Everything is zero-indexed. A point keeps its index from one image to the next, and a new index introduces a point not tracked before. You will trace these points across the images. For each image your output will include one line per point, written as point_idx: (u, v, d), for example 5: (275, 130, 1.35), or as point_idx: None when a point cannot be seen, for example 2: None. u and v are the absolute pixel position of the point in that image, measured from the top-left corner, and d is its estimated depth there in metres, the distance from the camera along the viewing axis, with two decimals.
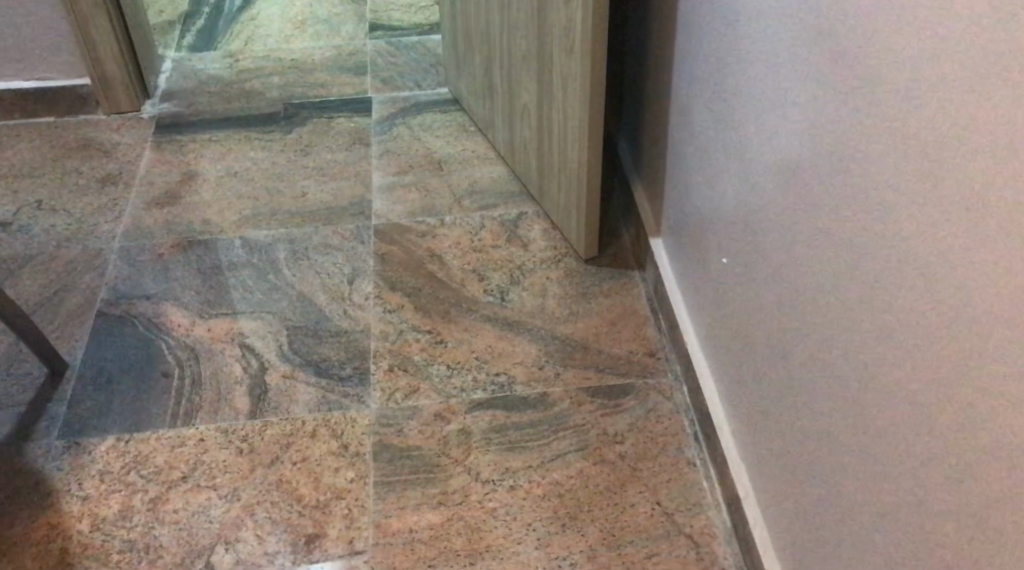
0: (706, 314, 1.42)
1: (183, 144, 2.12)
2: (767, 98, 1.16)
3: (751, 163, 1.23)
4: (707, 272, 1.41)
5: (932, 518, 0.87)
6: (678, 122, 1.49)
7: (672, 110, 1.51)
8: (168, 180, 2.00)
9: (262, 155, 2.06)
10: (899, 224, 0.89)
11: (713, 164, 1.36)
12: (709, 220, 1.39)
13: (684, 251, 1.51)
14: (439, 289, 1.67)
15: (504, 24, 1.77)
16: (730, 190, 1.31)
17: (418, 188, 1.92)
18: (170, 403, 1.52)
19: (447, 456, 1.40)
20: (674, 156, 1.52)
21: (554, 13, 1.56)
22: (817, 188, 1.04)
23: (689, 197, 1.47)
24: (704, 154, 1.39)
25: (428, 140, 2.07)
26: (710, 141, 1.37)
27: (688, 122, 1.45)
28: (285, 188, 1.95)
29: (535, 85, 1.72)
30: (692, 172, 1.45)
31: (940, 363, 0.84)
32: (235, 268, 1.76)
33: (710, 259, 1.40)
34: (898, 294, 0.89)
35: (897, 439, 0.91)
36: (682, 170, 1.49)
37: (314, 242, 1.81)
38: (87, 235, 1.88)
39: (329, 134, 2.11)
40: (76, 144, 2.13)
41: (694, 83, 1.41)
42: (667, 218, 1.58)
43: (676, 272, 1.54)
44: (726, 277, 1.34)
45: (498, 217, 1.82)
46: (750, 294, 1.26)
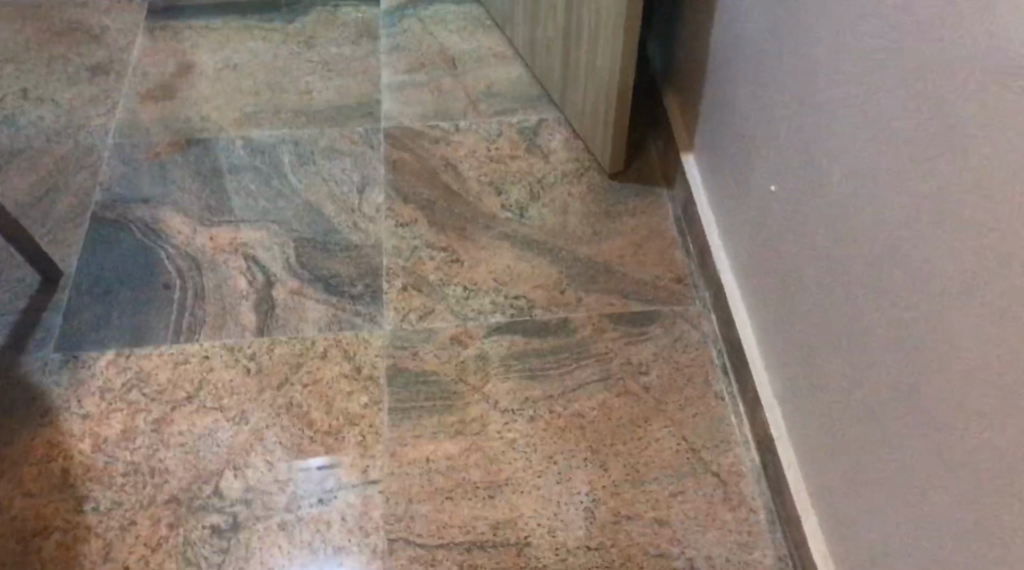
0: (744, 240, 1.34)
1: (178, 31, 1.98)
2: (826, 16, 1.05)
3: (804, 85, 1.12)
4: (748, 198, 1.32)
5: (985, 497, 0.81)
6: (727, 28, 1.37)
7: (721, 14, 1.39)
8: (163, 72, 1.88)
9: (263, 47, 1.93)
10: (976, 179, 0.80)
11: (763, 80, 1.25)
12: (754, 139, 1.29)
13: (724, 173, 1.41)
14: (453, 203, 1.62)
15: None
16: (780, 112, 1.20)
17: (432, 89, 1.83)
18: (173, 317, 1.45)
19: (465, 384, 1.34)
20: (720, 70, 1.41)
21: None
22: (876, 127, 0.95)
23: (734, 111, 1.36)
24: (755, 67, 1.28)
25: (440, 35, 1.94)
26: (763, 57, 1.25)
27: (738, 29, 1.33)
28: (288, 86, 1.84)
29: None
30: (739, 89, 1.34)
31: (1009, 336, 0.77)
32: (237, 171, 1.68)
33: (753, 182, 1.30)
34: (966, 254, 0.81)
35: (948, 409, 0.85)
36: (727, 81, 1.38)
37: (321, 144, 1.73)
38: (77, 128, 1.76)
39: (334, 24, 1.98)
40: (62, 27, 1.99)
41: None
42: (706, 135, 1.49)
43: (712, 194, 1.45)
44: (769, 205, 1.24)
45: (515, 123, 1.75)
46: (794, 228, 1.16)
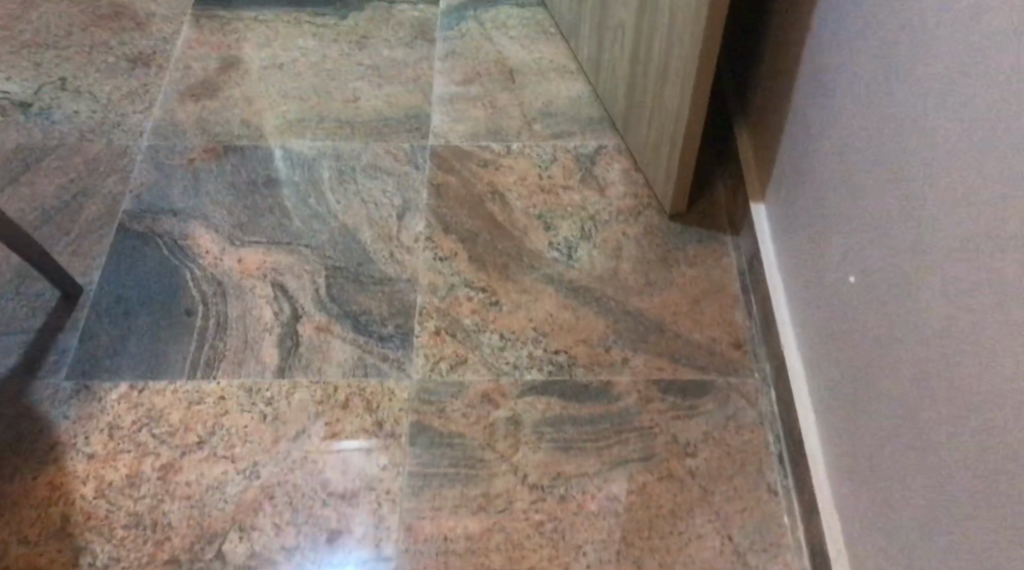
0: (813, 320, 1.20)
1: (226, 21, 1.88)
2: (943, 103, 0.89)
3: (903, 171, 0.97)
4: (822, 274, 1.18)
5: None
6: (813, 78, 1.22)
7: (807, 60, 1.24)
8: (206, 67, 1.79)
9: (313, 45, 1.83)
10: None
11: (850, 149, 1.10)
12: (834, 211, 1.15)
13: (796, 237, 1.27)
14: (498, 236, 1.51)
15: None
16: (869, 193, 1.05)
17: (484, 103, 1.72)
18: (191, 348, 1.36)
19: (493, 450, 1.24)
20: (802, 123, 1.26)
21: None
22: (1009, 252, 0.80)
23: (814, 173, 1.21)
24: (841, 131, 1.13)
25: (500, 41, 1.83)
26: (852, 123, 1.10)
27: (826, 83, 1.18)
28: (335, 90, 1.74)
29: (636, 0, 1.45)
30: (821, 150, 1.19)
31: None
32: (273, 185, 1.59)
33: (829, 259, 1.16)
34: None
35: None
36: (808, 138, 1.23)
37: (363, 161, 1.63)
38: (112, 126, 1.68)
39: (389, 23, 1.87)
40: (107, 11, 1.89)
41: (840, 39, 1.13)
42: (780, 188, 1.34)
43: (782, 256, 1.31)
44: (846, 292, 1.10)
45: (572, 149, 1.64)
46: (876, 330, 1.02)
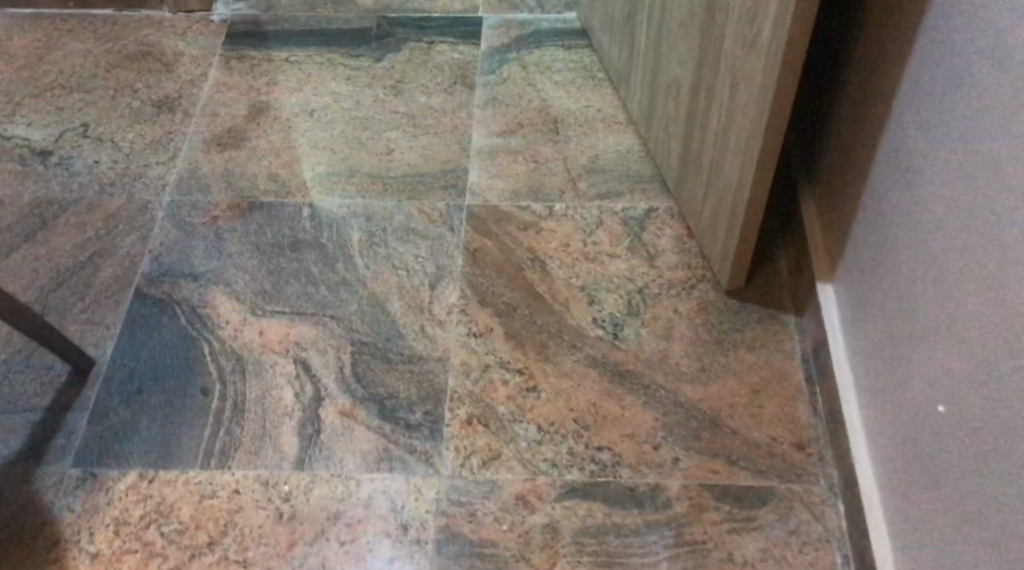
0: (890, 437, 1.09)
1: (256, 61, 1.78)
2: None
3: (1001, 302, 0.86)
4: (901, 389, 1.07)
5: None
6: (891, 172, 1.11)
7: (883, 149, 1.13)
8: (234, 113, 1.70)
9: (346, 89, 1.74)
10: None
11: (936, 259, 0.99)
12: (917, 322, 1.04)
13: (870, 339, 1.16)
14: (537, 309, 1.40)
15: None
16: (959, 315, 0.94)
17: (525, 158, 1.62)
18: (205, 433, 1.26)
19: (527, 563, 1.13)
20: (878, 215, 1.15)
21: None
22: None
23: (893, 277, 1.11)
24: (926, 237, 1.02)
25: (544, 87, 1.73)
26: (940, 232, 0.99)
27: (908, 178, 1.07)
28: (370, 141, 1.65)
29: (694, 61, 1.33)
30: (902, 252, 1.08)
31: None
32: (298, 247, 1.49)
33: (910, 376, 1.05)
34: None
35: None
36: (886, 236, 1.12)
37: (396, 221, 1.53)
38: (134, 179, 1.59)
39: (426, 65, 1.77)
40: (133, 50, 1.81)
41: (926, 135, 1.02)
42: (853, 280, 1.23)
43: (856, 357, 1.20)
44: (931, 420, 1.00)
45: (619, 212, 1.53)
46: (966, 471, 0.91)
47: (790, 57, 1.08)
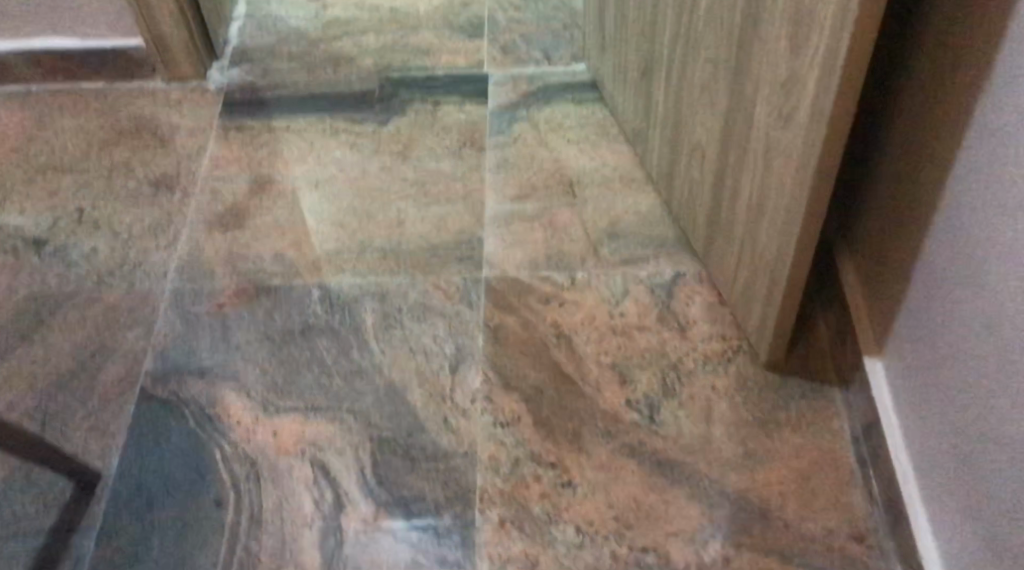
0: (967, 546, 1.03)
1: (256, 132, 1.72)
2: None
3: None
4: (977, 499, 1.01)
5: None
6: (944, 259, 1.04)
7: (933, 237, 1.06)
8: (235, 189, 1.62)
9: (352, 158, 1.66)
10: None
11: (1009, 368, 0.93)
12: (991, 431, 0.97)
13: (933, 435, 1.10)
14: (566, 392, 1.32)
15: (684, 30, 1.28)
16: None
17: (543, 224, 1.54)
18: (221, 551, 1.19)
19: None
20: (932, 305, 1.09)
21: (758, 70, 1.09)
22: None
23: (956, 371, 1.04)
24: (994, 341, 0.96)
25: (557, 146, 1.66)
26: (1011, 340, 0.93)
27: (965, 273, 1.01)
28: (378, 213, 1.58)
29: (720, 130, 1.25)
30: (965, 351, 1.02)
31: None
32: (310, 335, 1.41)
33: (986, 486, 0.99)
34: None
35: None
36: (944, 326, 1.06)
37: (410, 301, 1.44)
38: (134, 266, 1.51)
39: (434, 129, 1.71)
40: (127, 125, 1.73)
41: (987, 233, 0.95)
42: (905, 365, 1.17)
43: (915, 449, 1.14)
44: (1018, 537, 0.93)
45: (644, 279, 1.45)
46: None
47: (832, 140, 1.00)
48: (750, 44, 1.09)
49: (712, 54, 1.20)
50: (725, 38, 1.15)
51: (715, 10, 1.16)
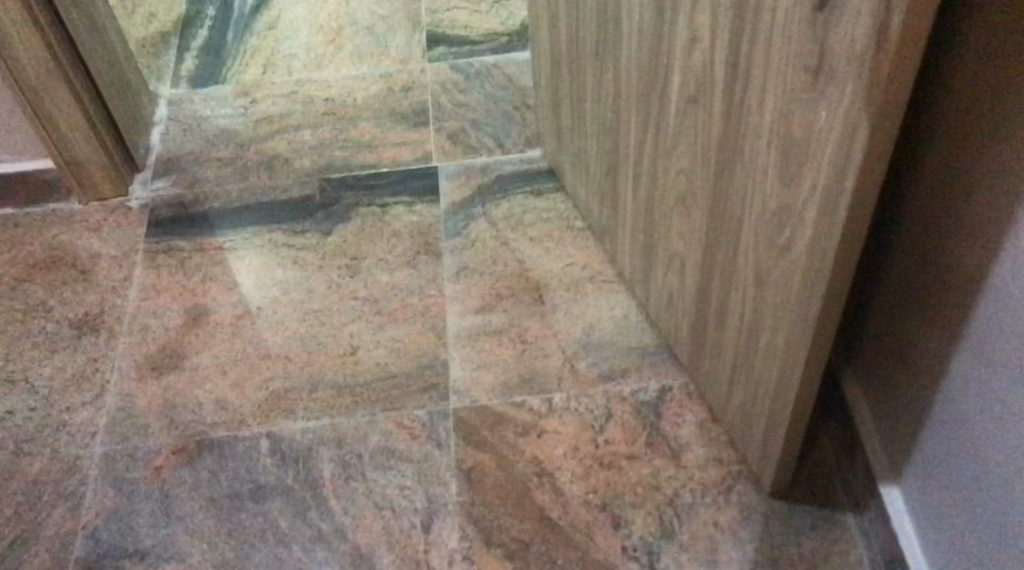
0: None
1: (187, 254, 1.56)
2: None
3: None
4: None
5: None
6: (975, 405, 0.92)
7: (958, 380, 0.94)
8: (167, 325, 1.47)
9: (295, 277, 1.52)
10: None
11: None
12: None
13: None
14: (553, 543, 1.18)
15: (653, 132, 1.15)
16: None
17: (511, 338, 1.39)
18: None
19: None
20: (959, 453, 0.96)
21: (745, 193, 0.96)
22: None
23: (994, 531, 0.91)
24: None
25: (519, 245, 1.52)
26: None
27: (1000, 431, 0.88)
28: (329, 339, 1.42)
29: (702, 243, 1.11)
30: (1006, 516, 0.89)
31: None
32: (261, 496, 1.26)
33: None
34: None
35: None
36: (978, 479, 0.93)
37: (371, 444, 1.29)
38: (57, 428, 1.36)
39: (384, 235, 1.56)
40: (41, 257, 1.57)
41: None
42: (931, 508, 1.04)
43: None
44: None
45: (629, 396, 1.30)
46: None
47: (835, 281, 0.87)
48: (734, 159, 0.96)
49: (688, 163, 1.07)
50: (703, 148, 1.02)
51: (688, 119, 1.03)
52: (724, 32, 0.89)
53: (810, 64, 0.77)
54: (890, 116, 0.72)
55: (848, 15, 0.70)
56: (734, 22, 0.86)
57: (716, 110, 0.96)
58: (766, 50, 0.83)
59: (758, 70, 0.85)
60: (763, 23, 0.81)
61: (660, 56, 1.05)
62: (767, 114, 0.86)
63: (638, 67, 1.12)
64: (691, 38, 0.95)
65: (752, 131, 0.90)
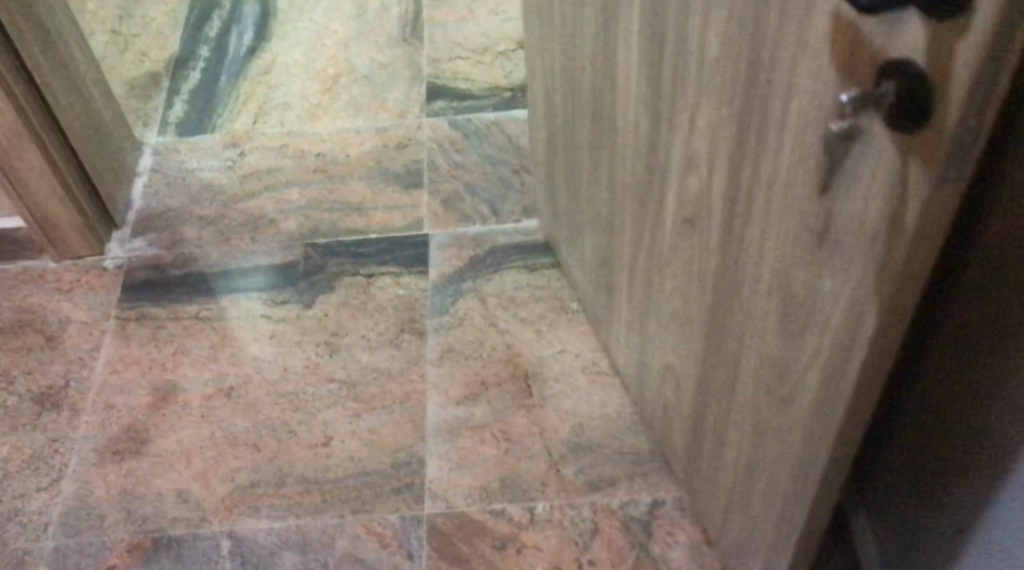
0: None
1: (160, 323, 1.48)
2: None
3: None
4: None
5: None
6: None
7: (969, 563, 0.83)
8: (133, 403, 1.39)
9: (271, 353, 1.43)
10: None
11: None
12: None
13: None
14: None
15: (648, 240, 1.05)
16: None
17: (495, 435, 1.29)
18: None
19: None
20: None
21: (744, 332, 0.86)
22: None
23: None
24: None
25: (508, 324, 1.42)
26: None
27: None
28: (301, 426, 1.33)
29: (695, 366, 1.02)
30: None
31: None
32: None
33: None
34: None
35: None
36: None
37: (337, 552, 1.21)
38: (9, 517, 1.29)
39: (367, 309, 1.47)
40: (9, 321, 1.51)
41: None
42: None
43: None
44: None
45: (617, 511, 1.21)
46: None
47: (838, 449, 0.77)
48: (731, 295, 0.87)
49: (682, 283, 0.98)
50: (697, 273, 0.93)
51: (682, 238, 0.94)
52: (721, 164, 0.79)
53: (813, 224, 0.67)
54: (902, 298, 0.62)
55: (857, 183, 0.60)
56: (732, 156, 0.77)
57: (710, 239, 0.87)
58: (765, 196, 0.73)
59: (756, 214, 0.76)
60: (763, 166, 0.72)
61: (655, 168, 0.96)
62: (766, 262, 0.77)
63: (633, 170, 1.03)
64: (686, 160, 0.86)
65: (750, 273, 0.81)
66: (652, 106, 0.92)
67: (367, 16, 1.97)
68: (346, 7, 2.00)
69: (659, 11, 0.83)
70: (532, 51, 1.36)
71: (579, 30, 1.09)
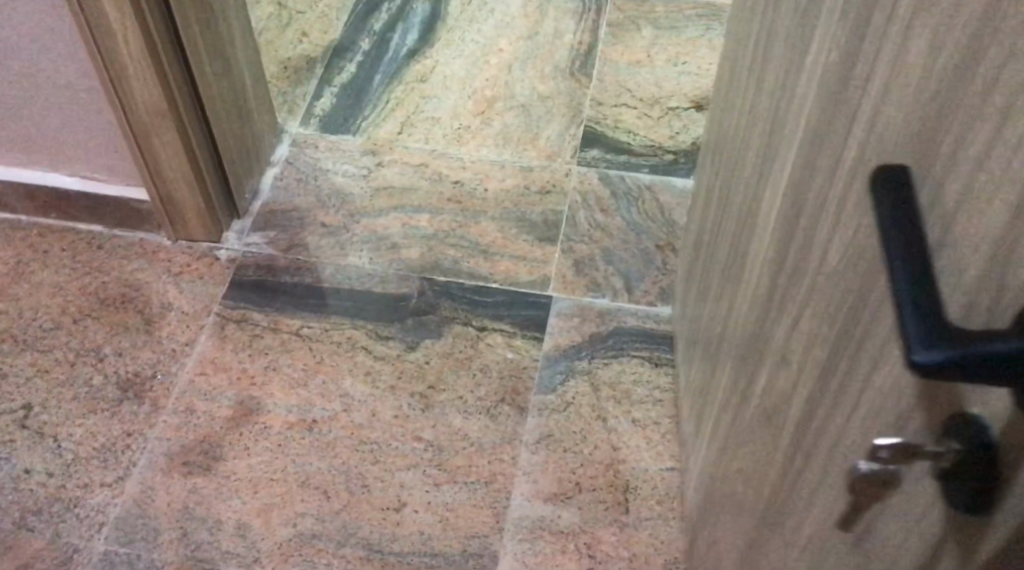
0: None
1: (257, 333, 1.44)
2: None
3: None
4: None
5: None
6: None
7: None
8: (214, 412, 1.35)
9: (362, 392, 1.35)
10: None
11: None
12: None
13: None
14: None
15: (733, 407, 0.93)
16: None
17: (578, 546, 1.19)
18: None
19: None
20: None
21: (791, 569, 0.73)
22: None
23: None
24: None
25: (618, 421, 1.30)
26: None
27: None
28: (377, 483, 1.25)
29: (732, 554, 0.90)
30: None
31: None
32: None
33: None
34: None
35: None
36: None
37: None
38: (66, 507, 1.26)
39: (470, 366, 1.37)
40: (113, 293, 1.50)
41: None
42: None
43: None
44: None
45: None
46: None
47: None
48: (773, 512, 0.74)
49: (745, 471, 0.85)
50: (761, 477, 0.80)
51: None
52: None
53: None
54: None
55: None
56: None
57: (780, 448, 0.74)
58: None
59: None
60: None
61: (755, 337, 0.83)
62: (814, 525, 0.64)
63: (747, 321, 0.91)
64: None
65: None
66: (772, 270, 0.79)
67: (538, 39, 1.87)
68: (518, 25, 1.90)
69: (812, 182, 0.70)
70: (710, 139, 1.23)
71: (745, 146, 0.97)
